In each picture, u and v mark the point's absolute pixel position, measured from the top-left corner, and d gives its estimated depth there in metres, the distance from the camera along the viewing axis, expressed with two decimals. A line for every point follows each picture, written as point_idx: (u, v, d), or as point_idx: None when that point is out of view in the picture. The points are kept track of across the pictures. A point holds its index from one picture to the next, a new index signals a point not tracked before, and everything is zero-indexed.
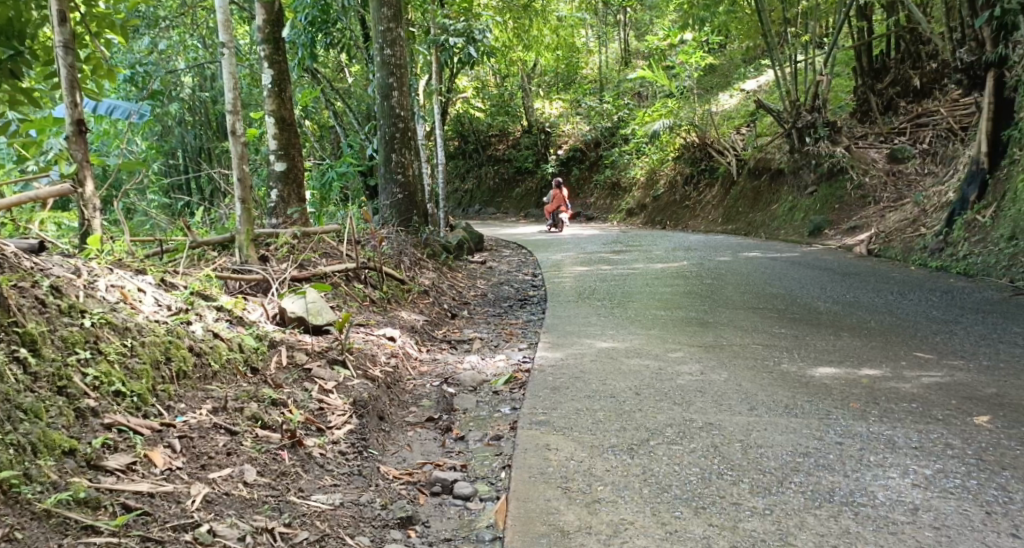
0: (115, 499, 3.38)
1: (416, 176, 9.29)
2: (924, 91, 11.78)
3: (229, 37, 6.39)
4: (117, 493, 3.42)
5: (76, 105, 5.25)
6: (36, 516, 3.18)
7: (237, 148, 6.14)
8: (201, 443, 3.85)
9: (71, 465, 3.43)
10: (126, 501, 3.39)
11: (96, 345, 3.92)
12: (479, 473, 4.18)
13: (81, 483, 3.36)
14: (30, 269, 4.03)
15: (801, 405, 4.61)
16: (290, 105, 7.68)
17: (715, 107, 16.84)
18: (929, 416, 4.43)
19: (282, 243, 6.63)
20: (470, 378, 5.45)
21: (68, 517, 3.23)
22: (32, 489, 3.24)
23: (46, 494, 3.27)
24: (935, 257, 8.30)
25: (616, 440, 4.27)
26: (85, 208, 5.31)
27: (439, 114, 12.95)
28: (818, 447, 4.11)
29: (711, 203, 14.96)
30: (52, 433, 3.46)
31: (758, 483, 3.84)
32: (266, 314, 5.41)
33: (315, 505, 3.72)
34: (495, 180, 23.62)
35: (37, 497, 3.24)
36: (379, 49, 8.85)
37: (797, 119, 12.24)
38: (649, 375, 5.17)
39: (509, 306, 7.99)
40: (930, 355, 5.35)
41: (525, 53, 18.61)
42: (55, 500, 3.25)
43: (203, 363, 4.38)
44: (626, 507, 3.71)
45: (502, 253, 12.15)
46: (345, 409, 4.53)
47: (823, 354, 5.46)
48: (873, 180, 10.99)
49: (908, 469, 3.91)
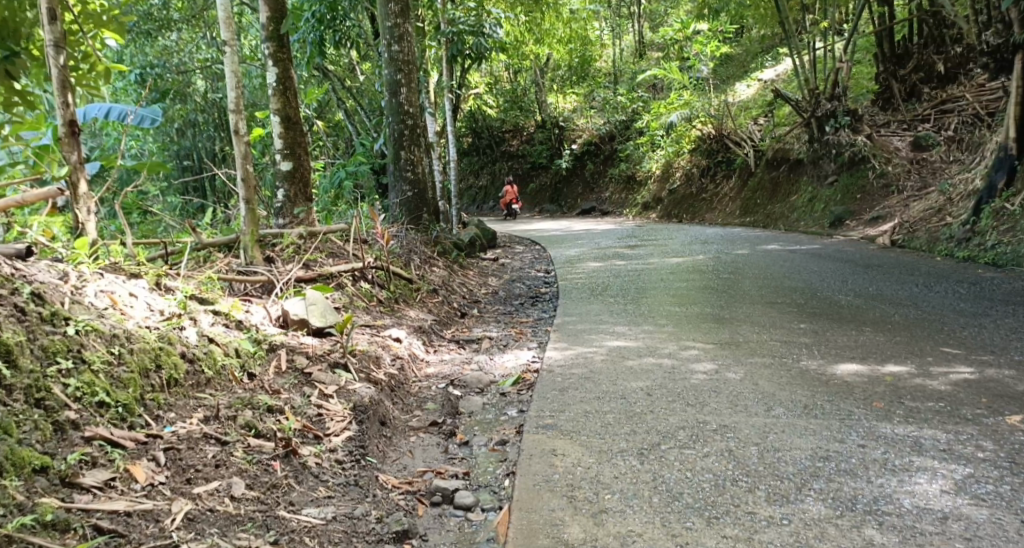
0: (86, 521, 3.26)
1: (426, 173, 9.10)
2: (949, 76, 11.41)
3: (232, 35, 6.16)
4: (90, 513, 3.29)
5: (67, 107, 4.99)
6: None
7: (240, 148, 5.95)
8: (188, 455, 3.72)
9: (42, 485, 3.30)
10: (98, 522, 3.26)
11: (79, 354, 3.78)
12: (481, 481, 4.00)
13: (49, 505, 3.24)
14: (10, 275, 3.90)
15: (821, 405, 4.39)
16: (296, 103, 7.48)
17: (731, 98, 16.28)
18: (958, 416, 4.20)
19: (288, 243, 6.44)
20: (476, 380, 5.28)
21: (31, 542, 3.09)
22: None
23: (8, 518, 3.13)
24: (962, 247, 8.06)
25: (625, 445, 4.08)
26: (79, 210, 5.03)
27: (450, 111, 12.70)
28: (840, 451, 3.90)
29: (728, 195, 14.71)
30: (21, 450, 3.32)
31: (776, 490, 3.64)
32: (268, 317, 5.26)
33: (305, 520, 3.57)
34: (510, 176, 23.46)
35: None
36: (386, 46, 8.69)
37: (817, 107, 12.03)
38: (662, 375, 4.97)
39: (520, 304, 7.80)
40: (959, 351, 5.11)
41: (538, 47, 18.39)
42: (18, 524, 3.12)
43: (196, 370, 4.23)
44: (634, 518, 3.52)
45: (515, 250, 11.96)
46: (344, 415, 4.35)
47: (845, 350, 5.24)
48: (896, 168, 10.71)
49: (937, 473, 3.70)
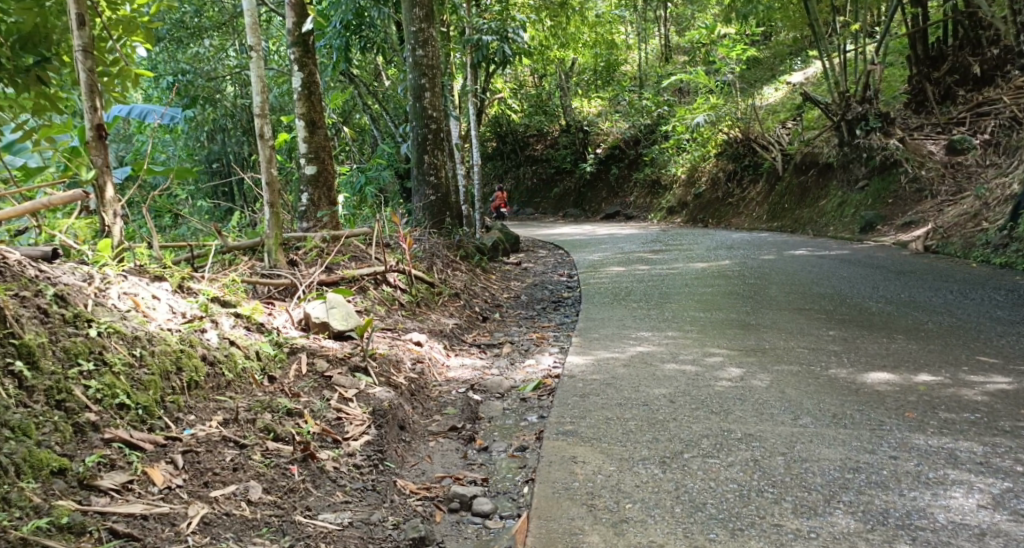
0: (102, 524, 3.26)
1: (449, 177, 9.08)
2: (986, 78, 11.22)
3: (257, 39, 6.12)
4: (105, 517, 3.30)
5: (95, 111, 4.94)
6: (10, 544, 3.05)
7: (265, 151, 5.91)
8: (206, 458, 3.73)
9: (60, 486, 3.32)
10: (113, 525, 3.27)
11: (101, 356, 3.80)
12: (500, 488, 3.97)
13: (65, 507, 3.25)
14: (35, 277, 3.93)
15: (851, 414, 4.32)
16: (320, 107, 7.48)
17: (760, 101, 16.28)
18: (995, 428, 4.14)
19: (311, 246, 6.44)
20: (497, 384, 5.25)
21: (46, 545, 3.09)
22: (9, 515, 3.12)
23: (24, 521, 3.14)
24: (1000, 254, 7.96)
25: (648, 453, 4.03)
26: (105, 213, 5.00)
27: (474, 116, 12.64)
28: (870, 463, 3.83)
29: (755, 200, 14.59)
30: (39, 452, 3.34)
31: (804, 502, 3.57)
32: (290, 320, 5.24)
33: (322, 525, 3.56)
34: (533, 180, 23.42)
35: (14, 524, 3.11)
36: (411, 50, 8.68)
37: (847, 111, 11.95)
38: (686, 382, 4.91)
39: (543, 309, 7.77)
40: (995, 360, 5.03)
41: (564, 51, 18.34)
42: (33, 528, 3.12)
43: (216, 373, 4.24)
44: (656, 528, 3.48)
45: (538, 254, 11.94)
46: (363, 419, 4.34)
47: (875, 358, 5.16)
48: (929, 173, 10.56)
49: (973, 487, 3.63)
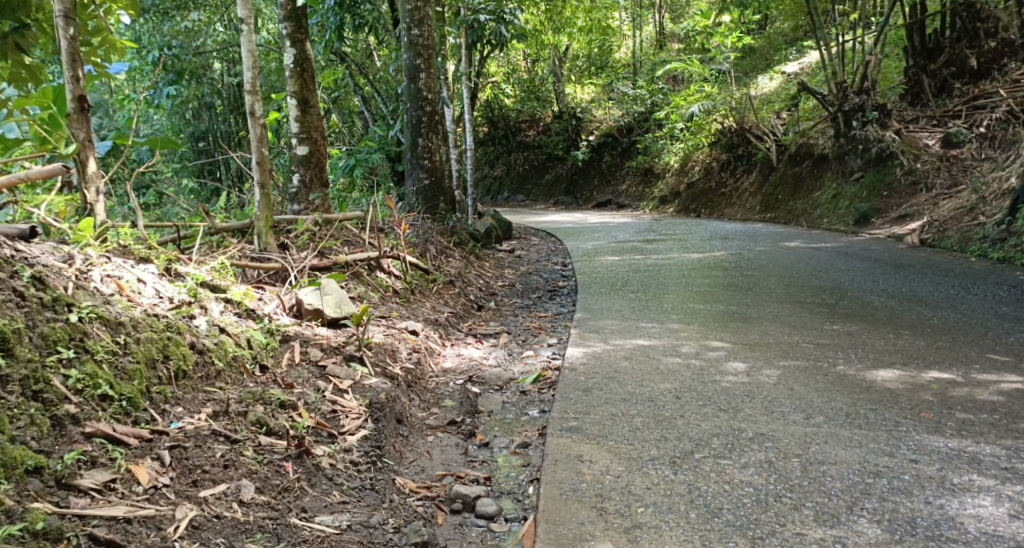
0: (81, 529, 3.07)
1: (443, 160, 8.84)
2: (982, 71, 11.04)
3: (247, 10, 5.82)
4: (85, 520, 3.11)
5: (77, 81, 4.68)
6: None
7: (256, 130, 5.63)
8: (195, 454, 3.52)
9: (35, 486, 3.12)
10: (94, 530, 3.07)
11: (82, 343, 3.60)
12: (504, 487, 3.80)
13: (40, 511, 3.05)
14: (11, 258, 3.71)
15: (865, 414, 4.15)
16: (313, 86, 7.20)
17: (754, 90, 16.06)
18: (1015, 430, 3.98)
19: (303, 230, 6.16)
20: (495, 376, 5.06)
21: None
22: None
23: None
24: (997, 248, 7.82)
25: (657, 452, 3.85)
26: (88, 191, 4.78)
27: (467, 100, 12.33)
28: (890, 467, 3.66)
29: (749, 190, 14.40)
30: (15, 449, 3.14)
31: (825, 509, 3.41)
32: (281, 306, 5.03)
33: (318, 529, 3.38)
34: (525, 166, 23.11)
35: None
36: (406, 29, 8.40)
37: (844, 101, 11.74)
38: (690, 377, 4.73)
39: (538, 298, 7.56)
40: (1007, 358, 4.88)
41: (558, 35, 18.08)
42: (5, 534, 2.93)
43: (205, 361, 4.02)
44: (671, 535, 3.32)
45: (530, 241, 11.72)
46: (359, 412, 4.14)
47: (884, 354, 4.99)
48: (925, 166, 10.39)
49: (1002, 495, 3.47)
